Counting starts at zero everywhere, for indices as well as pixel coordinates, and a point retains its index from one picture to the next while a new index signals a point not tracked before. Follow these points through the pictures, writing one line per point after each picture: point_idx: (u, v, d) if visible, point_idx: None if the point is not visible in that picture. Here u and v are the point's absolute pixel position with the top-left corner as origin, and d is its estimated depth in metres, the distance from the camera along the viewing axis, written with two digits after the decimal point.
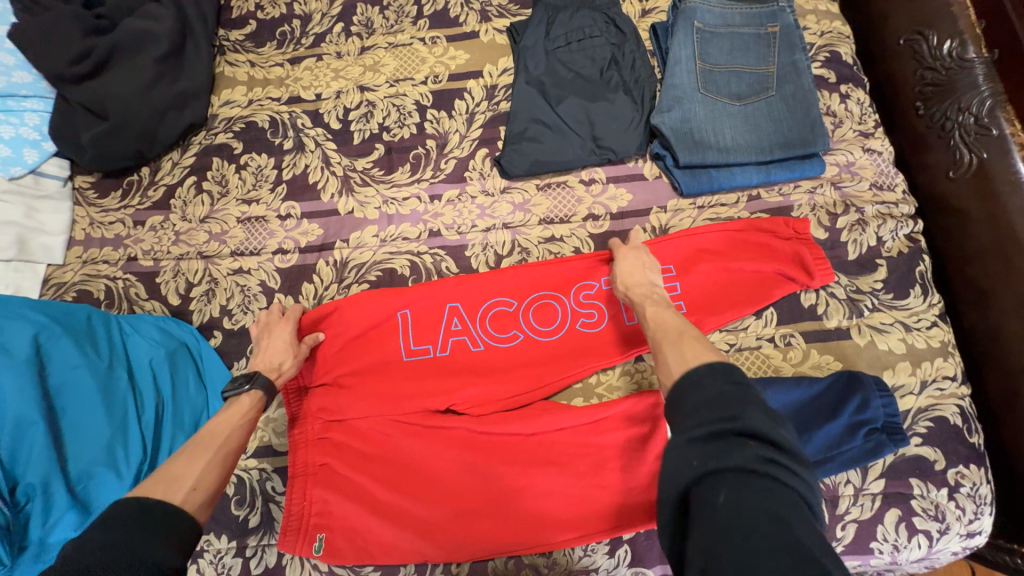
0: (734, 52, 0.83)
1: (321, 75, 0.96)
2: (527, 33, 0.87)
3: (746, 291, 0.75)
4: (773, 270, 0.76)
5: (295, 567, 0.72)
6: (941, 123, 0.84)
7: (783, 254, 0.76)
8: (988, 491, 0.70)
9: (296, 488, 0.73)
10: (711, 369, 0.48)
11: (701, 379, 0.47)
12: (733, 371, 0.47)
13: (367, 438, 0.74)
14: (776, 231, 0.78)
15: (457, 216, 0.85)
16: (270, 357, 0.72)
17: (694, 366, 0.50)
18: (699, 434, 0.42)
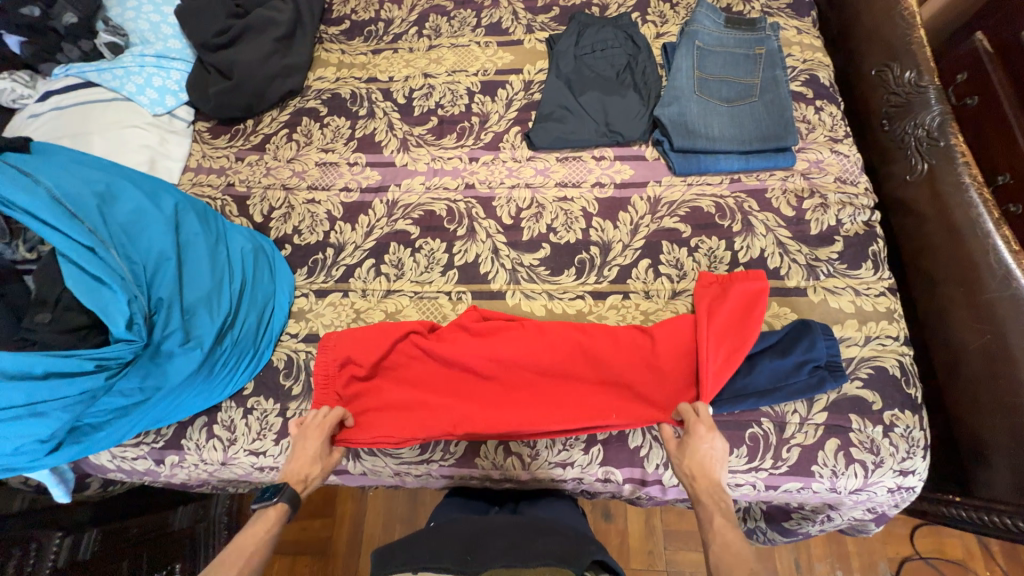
0: (726, 66, 1.02)
1: (395, 63, 1.21)
2: (561, 42, 1.10)
3: (736, 329, 0.82)
4: (744, 311, 0.83)
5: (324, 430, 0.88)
6: (901, 138, 1.01)
7: (739, 299, 0.84)
8: (921, 436, 0.80)
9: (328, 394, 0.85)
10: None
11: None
12: None
13: (391, 366, 0.88)
14: (719, 294, 0.85)
15: (490, 174, 1.05)
16: (299, 467, 0.73)
17: None
18: None
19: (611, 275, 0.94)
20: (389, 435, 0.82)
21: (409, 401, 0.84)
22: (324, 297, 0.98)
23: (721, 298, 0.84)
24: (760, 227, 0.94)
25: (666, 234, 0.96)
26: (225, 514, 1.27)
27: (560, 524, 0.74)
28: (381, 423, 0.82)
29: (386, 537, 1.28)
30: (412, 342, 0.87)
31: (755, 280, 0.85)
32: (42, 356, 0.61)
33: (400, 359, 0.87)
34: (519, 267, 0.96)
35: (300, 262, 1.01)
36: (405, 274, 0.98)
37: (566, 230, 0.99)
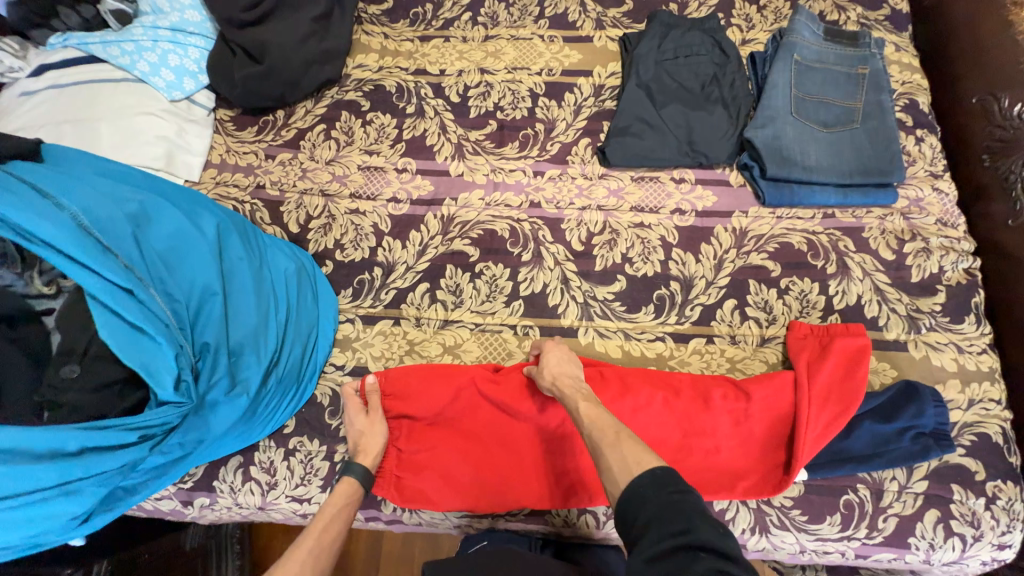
0: (826, 86, 0.93)
1: (446, 54, 1.07)
2: (641, 43, 0.98)
3: (839, 393, 0.75)
4: (847, 373, 0.76)
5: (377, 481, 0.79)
6: (1005, 177, 0.93)
7: (840, 358, 0.77)
8: (1022, 509, 0.75)
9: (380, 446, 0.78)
10: (653, 477, 0.52)
11: (646, 488, 0.51)
12: (674, 479, 0.52)
13: (446, 416, 0.78)
14: (817, 352, 0.78)
15: (557, 192, 0.95)
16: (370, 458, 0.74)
17: (638, 474, 0.53)
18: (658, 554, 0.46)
19: (694, 316, 0.86)
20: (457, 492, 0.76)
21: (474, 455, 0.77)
22: (373, 325, 0.88)
23: (822, 356, 0.77)
24: (856, 270, 0.86)
25: (754, 272, 0.88)
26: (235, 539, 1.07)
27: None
28: (445, 479, 0.76)
29: (405, 554, 1.14)
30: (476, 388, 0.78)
31: (857, 337, 0.78)
32: (75, 432, 0.54)
33: (463, 406, 0.78)
34: (592, 301, 0.87)
35: (344, 282, 0.90)
36: (465, 302, 0.88)
37: (643, 261, 0.89)
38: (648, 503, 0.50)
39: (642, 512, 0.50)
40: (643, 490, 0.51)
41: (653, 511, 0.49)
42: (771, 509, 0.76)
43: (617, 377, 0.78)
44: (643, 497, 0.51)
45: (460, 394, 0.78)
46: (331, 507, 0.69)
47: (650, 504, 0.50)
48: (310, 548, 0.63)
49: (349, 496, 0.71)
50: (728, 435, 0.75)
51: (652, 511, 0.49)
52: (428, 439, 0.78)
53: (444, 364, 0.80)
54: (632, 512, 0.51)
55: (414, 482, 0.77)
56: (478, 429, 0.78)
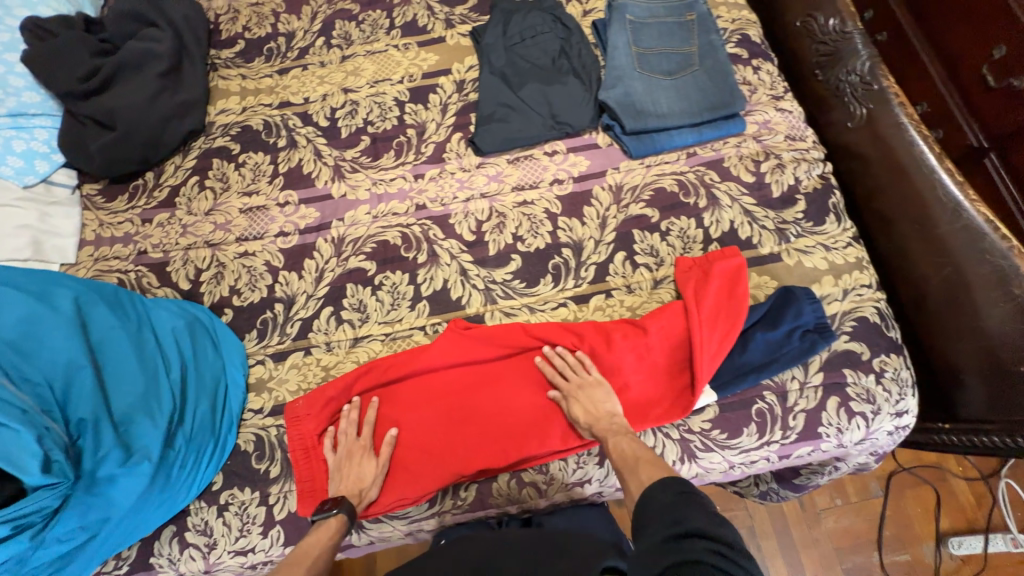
0: (662, 38, 0.99)
1: (307, 82, 1.08)
2: (487, 33, 1.02)
3: (725, 310, 0.80)
4: (730, 291, 0.82)
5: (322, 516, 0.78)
6: (837, 86, 1.02)
7: (720, 278, 0.82)
8: (908, 375, 0.83)
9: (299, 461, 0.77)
10: (665, 485, 0.58)
11: (657, 495, 0.57)
12: (681, 484, 0.57)
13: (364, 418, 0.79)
14: (701, 278, 0.83)
15: (440, 190, 0.97)
16: (352, 481, 0.74)
17: (651, 485, 0.60)
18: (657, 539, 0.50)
19: (589, 276, 0.90)
20: (395, 488, 0.76)
21: (406, 448, 0.78)
22: (284, 360, 0.87)
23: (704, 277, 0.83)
24: (725, 198, 0.93)
25: (636, 221, 0.93)
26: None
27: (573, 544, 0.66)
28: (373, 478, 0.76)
29: None
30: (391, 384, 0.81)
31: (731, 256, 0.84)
32: None
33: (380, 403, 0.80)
34: (493, 285, 0.90)
35: (247, 326, 0.89)
36: (370, 316, 0.89)
37: (533, 236, 0.93)
38: (657, 503, 0.56)
39: (649, 513, 0.55)
40: (654, 497, 0.57)
41: (658, 509, 0.55)
42: (693, 436, 0.80)
43: (524, 337, 0.83)
44: (654, 500, 0.56)
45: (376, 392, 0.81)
46: (323, 537, 0.67)
47: (657, 507, 0.55)
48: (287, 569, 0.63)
49: (333, 532, 0.68)
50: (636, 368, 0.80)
51: (660, 509, 0.54)
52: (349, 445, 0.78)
53: (356, 370, 0.81)
54: (643, 514, 0.56)
55: None
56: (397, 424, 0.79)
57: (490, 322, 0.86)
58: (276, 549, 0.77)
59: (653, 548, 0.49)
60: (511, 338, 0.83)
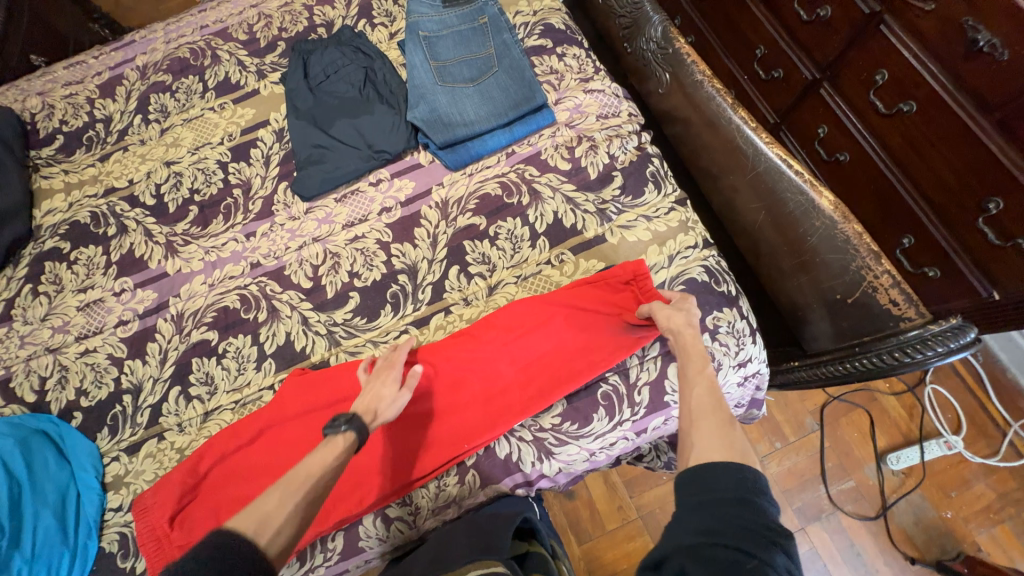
0: (458, 46, 1.00)
1: (130, 163, 1.07)
2: (290, 79, 1.03)
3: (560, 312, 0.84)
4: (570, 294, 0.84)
5: None
6: (644, 55, 1.04)
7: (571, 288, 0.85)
8: (744, 325, 0.84)
9: (155, 552, 0.77)
10: (739, 470, 0.51)
11: (727, 471, 0.51)
12: (756, 477, 0.50)
13: (220, 490, 0.80)
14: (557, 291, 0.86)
15: (272, 244, 0.97)
16: (369, 399, 0.72)
17: (720, 454, 0.53)
18: (718, 514, 0.47)
19: (427, 297, 0.90)
20: None
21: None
22: (138, 451, 0.86)
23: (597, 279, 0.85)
24: (546, 190, 0.93)
25: (465, 232, 0.93)
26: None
27: (480, 525, 0.70)
28: None
29: None
30: (242, 449, 0.82)
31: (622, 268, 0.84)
32: None
33: (233, 471, 0.81)
34: (334, 327, 0.90)
35: (97, 425, 0.88)
36: (218, 388, 0.88)
37: (368, 270, 0.93)
38: (726, 479, 0.50)
39: (714, 485, 0.50)
40: (720, 470, 0.51)
41: (725, 486, 0.50)
42: (545, 433, 0.81)
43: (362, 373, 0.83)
44: (722, 469, 0.51)
45: (228, 461, 0.82)
46: (318, 459, 0.63)
47: (719, 486, 0.50)
48: (283, 490, 0.60)
49: (338, 451, 0.65)
50: (514, 377, 0.82)
51: (730, 488, 0.49)
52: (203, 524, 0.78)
53: (208, 443, 0.83)
54: (699, 479, 0.51)
55: None
56: (251, 490, 0.79)
57: (335, 363, 0.87)
58: None
59: (708, 522, 0.47)
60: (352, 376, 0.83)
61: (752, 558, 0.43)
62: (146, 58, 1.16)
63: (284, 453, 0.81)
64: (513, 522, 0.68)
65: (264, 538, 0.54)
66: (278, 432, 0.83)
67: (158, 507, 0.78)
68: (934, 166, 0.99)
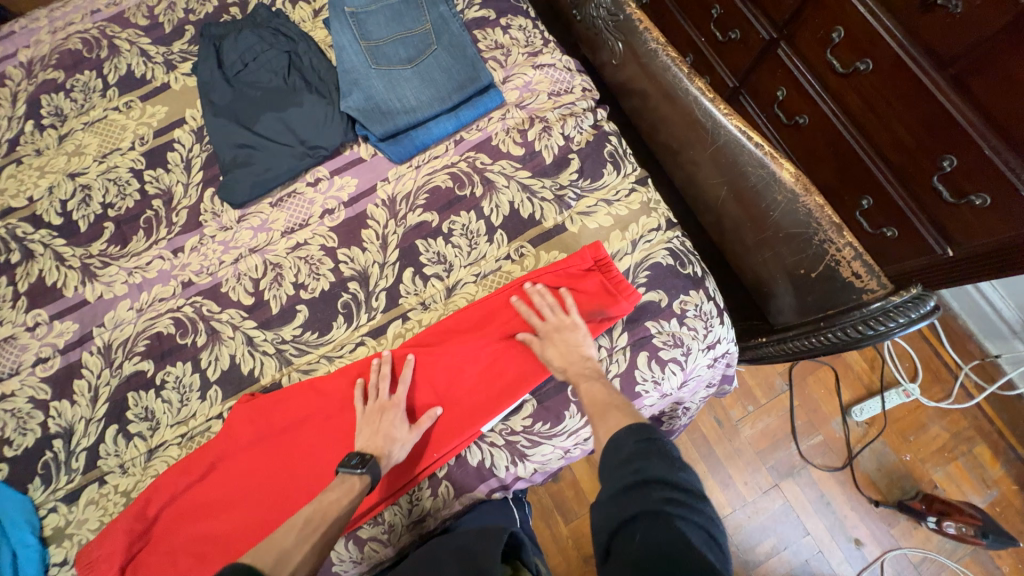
0: (391, 22, 0.90)
1: (27, 178, 0.93)
2: (202, 71, 0.91)
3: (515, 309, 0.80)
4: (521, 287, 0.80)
5: None
6: (595, 22, 0.97)
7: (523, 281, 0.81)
8: (711, 307, 0.82)
9: None
10: (630, 430, 0.59)
11: (624, 444, 0.58)
12: (646, 428, 0.58)
13: (178, 529, 0.75)
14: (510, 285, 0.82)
15: (204, 259, 0.88)
16: (375, 436, 0.73)
17: (616, 430, 0.61)
18: (622, 486, 0.53)
19: (381, 304, 0.84)
20: None
21: (224, 550, 0.74)
22: (78, 499, 0.79)
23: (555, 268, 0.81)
24: (500, 179, 0.87)
25: (417, 231, 0.87)
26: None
27: (467, 542, 0.68)
28: None
29: None
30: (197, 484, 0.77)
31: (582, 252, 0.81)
32: None
33: (189, 508, 0.76)
34: (283, 346, 0.83)
35: (27, 476, 0.80)
36: (161, 422, 0.81)
37: (315, 279, 0.86)
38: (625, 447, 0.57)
39: (614, 463, 0.57)
40: (619, 441, 0.58)
41: (619, 452, 0.57)
42: (517, 436, 0.78)
43: (313, 393, 0.79)
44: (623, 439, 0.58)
45: (182, 497, 0.76)
46: (336, 498, 0.67)
47: (622, 453, 0.57)
48: (301, 528, 0.64)
49: (354, 491, 0.68)
50: (479, 378, 0.79)
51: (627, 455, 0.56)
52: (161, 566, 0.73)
53: (157, 482, 0.77)
54: (607, 457, 0.58)
55: None
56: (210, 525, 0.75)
57: (288, 385, 0.80)
58: None
59: (614, 500, 0.53)
60: (303, 397, 0.79)
61: (645, 527, 0.49)
62: (31, 52, 1.00)
63: (240, 485, 0.76)
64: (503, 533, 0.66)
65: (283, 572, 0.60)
66: (234, 464, 0.77)
67: (104, 558, 0.72)
68: (890, 125, 0.98)
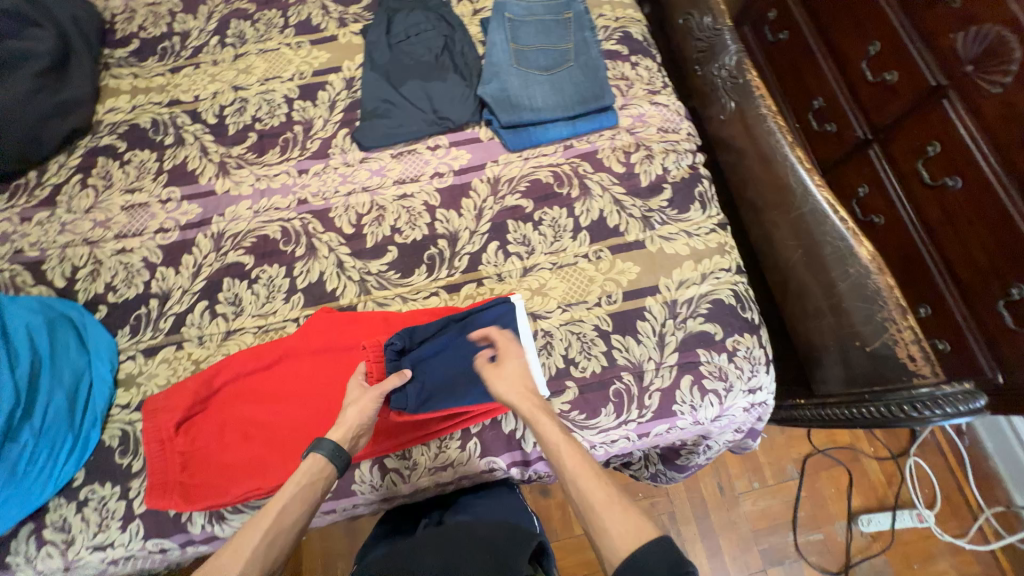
0: (539, 34, 1.03)
1: (198, 80, 1.09)
2: (371, 33, 1.06)
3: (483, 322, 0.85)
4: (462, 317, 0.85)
5: (194, 521, 0.78)
6: (713, 80, 1.07)
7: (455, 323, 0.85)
8: (762, 354, 0.86)
9: (154, 452, 0.78)
10: (660, 544, 0.54)
11: (650, 555, 0.54)
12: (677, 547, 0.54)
13: (233, 405, 0.82)
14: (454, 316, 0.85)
15: (322, 185, 0.99)
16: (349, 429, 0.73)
17: (640, 543, 0.56)
18: None
19: (462, 265, 0.92)
20: (254, 476, 0.77)
21: (267, 436, 0.80)
22: (156, 355, 0.87)
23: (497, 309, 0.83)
24: (596, 188, 0.96)
25: (510, 212, 0.95)
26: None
27: (493, 538, 0.64)
28: (233, 468, 0.78)
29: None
30: (259, 372, 0.84)
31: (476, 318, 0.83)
32: None
33: (247, 390, 0.83)
34: (367, 276, 0.92)
35: (120, 322, 0.89)
36: (244, 310, 0.90)
37: (411, 228, 0.95)
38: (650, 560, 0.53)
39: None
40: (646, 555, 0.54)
41: (652, 563, 0.53)
42: None
43: (383, 324, 0.86)
44: (648, 558, 0.53)
45: (244, 379, 0.83)
46: (289, 485, 0.67)
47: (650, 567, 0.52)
48: (252, 533, 0.62)
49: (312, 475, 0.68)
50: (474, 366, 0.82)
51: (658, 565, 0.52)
52: (211, 434, 0.80)
53: (228, 359, 0.84)
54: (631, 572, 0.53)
55: (202, 481, 0.77)
56: (261, 411, 0.82)
57: (362, 310, 0.89)
58: (135, 542, 0.77)
59: None
60: (373, 325, 0.86)
61: None
62: None
63: (296, 383, 0.83)
64: (529, 542, 0.61)
65: None
66: (296, 365, 0.84)
67: (168, 408, 0.80)
68: (967, 243, 1.02)
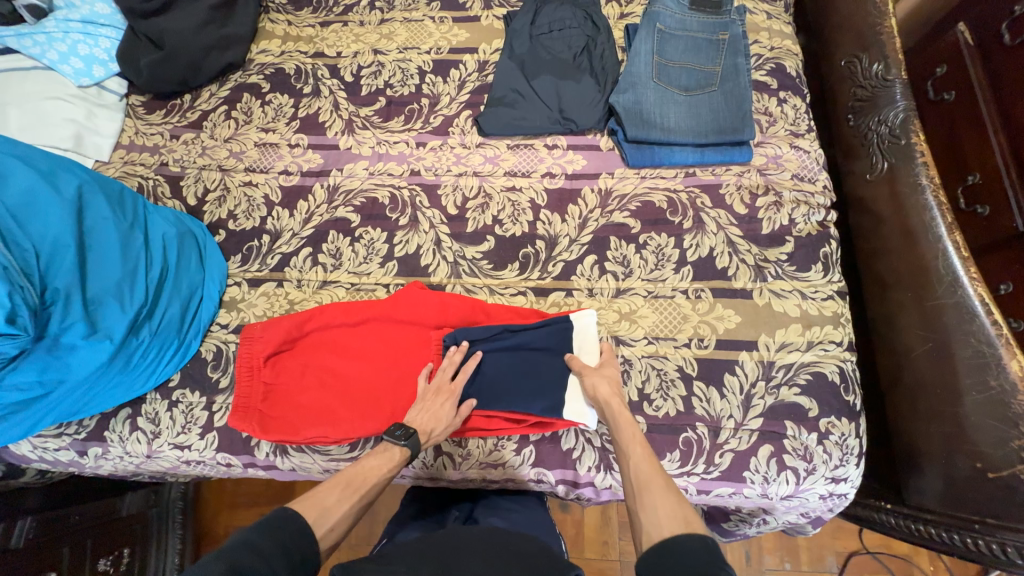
0: (687, 51, 0.98)
1: (344, 37, 1.14)
2: (516, 20, 1.06)
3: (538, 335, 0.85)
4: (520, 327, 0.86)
5: (262, 448, 0.84)
6: (866, 134, 0.97)
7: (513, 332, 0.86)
8: (856, 444, 0.78)
9: (244, 376, 0.83)
10: (700, 542, 0.53)
11: (687, 553, 0.52)
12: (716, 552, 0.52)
13: (317, 352, 0.86)
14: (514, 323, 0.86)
15: (436, 161, 1.01)
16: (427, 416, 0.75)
17: (680, 533, 0.55)
18: None
19: (555, 271, 0.91)
20: (324, 423, 0.81)
21: (342, 389, 0.84)
22: (258, 287, 0.94)
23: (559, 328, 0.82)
24: (711, 225, 0.90)
25: (615, 229, 0.92)
26: (179, 498, 1.23)
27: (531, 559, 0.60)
28: (308, 410, 0.83)
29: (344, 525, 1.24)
30: (346, 327, 0.87)
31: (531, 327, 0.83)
32: None
33: (332, 341, 0.87)
34: (461, 260, 0.93)
35: (234, 249, 0.97)
36: (342, 265, 0.94)
37: (512, 222, 0.95)
38: (688, 556, 0.52)
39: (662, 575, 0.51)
40: (683, 549, 0.52)
41: (688, 561, 0.51)
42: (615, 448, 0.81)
43: (470, 312, 0.87)
44: (686, 547, 0.52)
45: (331, 330, 0.87)
46: (377, 463, 0.70)
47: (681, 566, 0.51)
48: (345, 488, 0.65)
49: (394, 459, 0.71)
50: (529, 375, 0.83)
51: (696, 564, 0.50)
52: (294, 373, 0.85)
53: (320, 307, 0.88)
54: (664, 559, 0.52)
55: (280, 414, 0.82)
56: (341, 364, 0.85)
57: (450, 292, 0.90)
58: (209, 451, 0.84)
59: None
60: (459, 310, 0.87)
61: None
62: None
63: (376, 346, 0.86)
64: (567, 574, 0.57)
65: (320, 529, 0.60)
66: (380, 330, 0.87)
67: (262, 339, 0.85)
68: None
